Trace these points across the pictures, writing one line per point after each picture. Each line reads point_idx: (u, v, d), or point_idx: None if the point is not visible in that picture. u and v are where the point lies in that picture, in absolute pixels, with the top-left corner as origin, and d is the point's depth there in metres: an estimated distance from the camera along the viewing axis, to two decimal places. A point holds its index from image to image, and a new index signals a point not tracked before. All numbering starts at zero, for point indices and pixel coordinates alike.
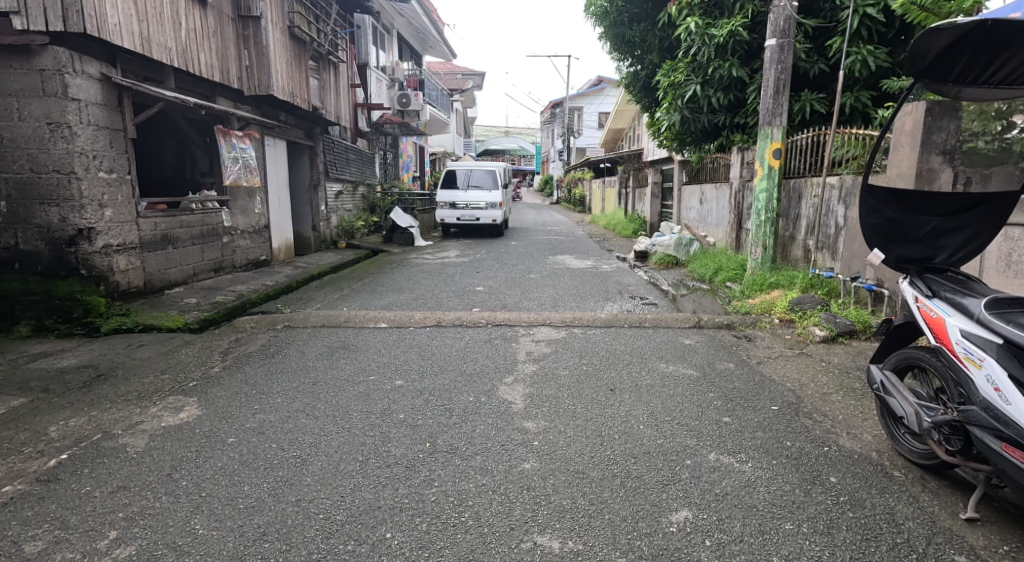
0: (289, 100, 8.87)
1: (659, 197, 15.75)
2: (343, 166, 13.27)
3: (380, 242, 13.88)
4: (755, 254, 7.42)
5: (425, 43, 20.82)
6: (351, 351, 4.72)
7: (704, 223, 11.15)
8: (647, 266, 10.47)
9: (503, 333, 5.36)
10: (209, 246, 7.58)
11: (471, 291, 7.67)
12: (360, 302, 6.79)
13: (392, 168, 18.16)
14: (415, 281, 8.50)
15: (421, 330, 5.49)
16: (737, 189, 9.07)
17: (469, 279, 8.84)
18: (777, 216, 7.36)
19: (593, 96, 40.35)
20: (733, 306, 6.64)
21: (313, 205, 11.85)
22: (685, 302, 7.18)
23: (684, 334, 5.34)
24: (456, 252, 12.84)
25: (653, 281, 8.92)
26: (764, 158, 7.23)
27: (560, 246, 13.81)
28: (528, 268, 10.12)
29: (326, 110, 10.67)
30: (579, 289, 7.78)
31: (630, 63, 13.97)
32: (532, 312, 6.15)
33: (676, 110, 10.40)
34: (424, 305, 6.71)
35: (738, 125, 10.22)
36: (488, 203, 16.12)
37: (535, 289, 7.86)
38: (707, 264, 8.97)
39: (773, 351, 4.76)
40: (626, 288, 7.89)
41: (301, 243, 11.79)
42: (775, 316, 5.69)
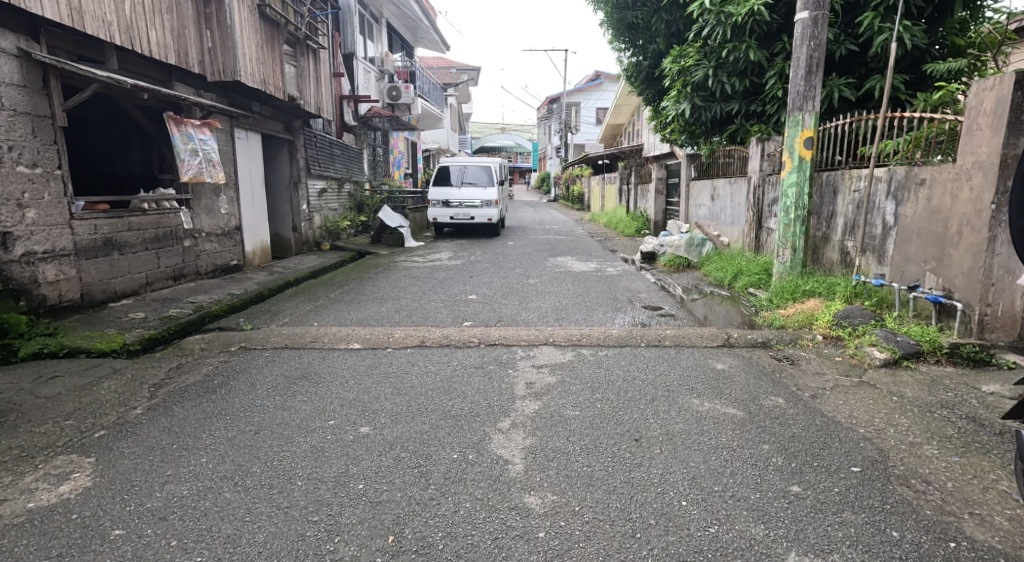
0: (260, 87, 7.99)
1: (664, 193, 14.92)
2: (327, 162, 12.42)
3: (368, 244, 13.01)
4: (783, 257, 6.59)
5: (416, 34, 19.98)
6: (315, 381, 3.89)
7: (716, 221, 10.33)
8: (655, 268, 9.63)
9: (499, 355, 4.53)
10: (166, 251, 6.71)
11: (464, 300, 6.83)
12: (337, 316, 5.96)
13: (382, 165, 17.28)
14: (402, 289, 7.67)
15: (403, 351, 4.66)
16: (758, 184, 8.26)
17: (463, 285, 8.00)
18: (808, 214, 6.53)
19: (591, 90, 39.39)
20: (762, 318, 5.81)
21: (294, 204, 11.00)
22: (705, 313, 6.34)
23: (713, 356, 4.50)
24: (449, 254, 11.99)
25: (664, 285, 8.08)
26: (794, 149, 6.41)
27: (560, 247, 12.97)
28: (527, 272, 9.26)
29: (305, 99, 9.80)
30: (584, 297, 6.93)
31: (632, 53, 13.20)
32: (533, 327, 5.31)
33: (686, 99, 9.66)
34: (409, 317, 5.88)
35: (753, 114, 9.40)
36: (483, 201, 15.26)
37: (535, 297, 7.02)
38: (725, 268, 8.13)
39: (826, 379, 3.94)
40: (636, 296, 7.04)
41: (281, 245, 10.96)
42: (818, 332, 4.86)
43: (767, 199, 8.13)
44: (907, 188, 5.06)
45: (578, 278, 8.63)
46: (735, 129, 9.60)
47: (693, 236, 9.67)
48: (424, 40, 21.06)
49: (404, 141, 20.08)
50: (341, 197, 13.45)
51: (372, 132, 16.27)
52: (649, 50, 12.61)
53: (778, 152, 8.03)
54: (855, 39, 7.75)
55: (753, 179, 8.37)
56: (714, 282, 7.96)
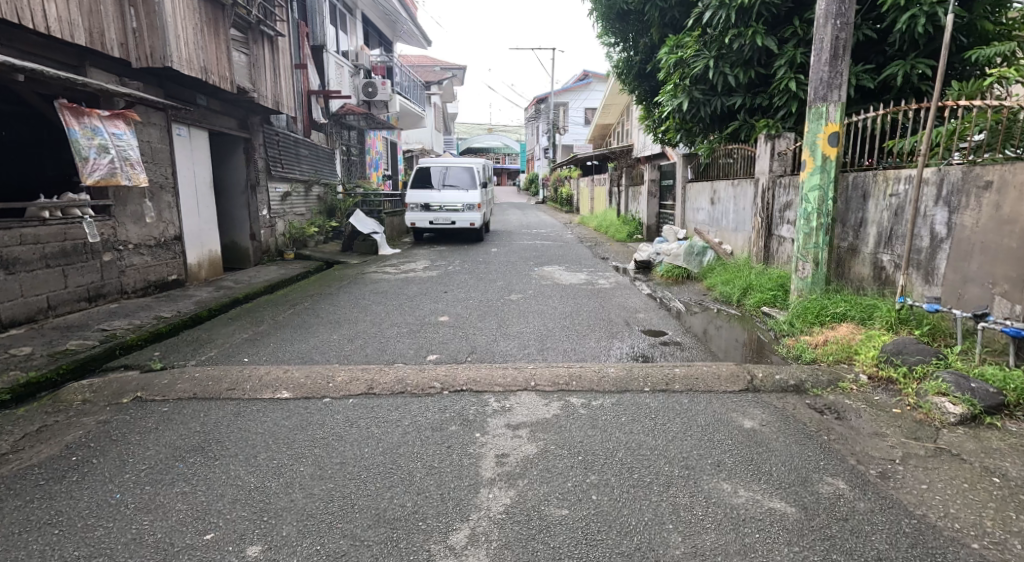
0: (199, 74, 7.02)
1: (657, 195, 14.02)
2: (291, 163, 11.38)
3: (339, 252, 11.99)
4: (804, 273, 5.67)
5: (395, 27, 18.95)
6: (213, 454, 2.91)
7: (718, 226, 9.42)
8: (651, 280, 8.71)
9: (465, 408, 3.57)
10: (78, 267, 5.74)
11: (433, 324, 5.85)
12: (277, 348, 4.96)
13: (357, 166, 16.28)
14: (363, 308, 6.70)
15: (343, 401, 3.68)
16: (768, 187, 7.35)
17: (435, 302, 7.03)
18: (833, 222, 5.58)
19: (580, 90, 38.48)
20: (784, 347, 4.88)
21: (251, 208, 9.98)
22: (714, 338, 5.42)
23: (734, 407, 3.55)
24: (425, 262, 11.02)
25: (663, 301, 7.13)
26: (816, 146, 5.47)
27: (547, 254, 12.04)
28: (509, 285, 8.29)
29: (259, 92, 8.79)
30: (573, 319, 5.97)
31: (622, 48, 12.35)
32: (510, 364, 4.36)
33: (684, 93, 8.78)
34: (363, 350, 4.89)
35: (758, 108, 8.54)
36: (465, 204, 14.29)
37: (516, 318, 6.05)
38: (731, 281, 7.21)
39: (888, 444, 3.01)
40: (633, 317, 6.10)
41: (239, 255, 10.00)
42: (861, 371, 3.94)
43: (777, 203, 7.22)
44: (963, 193, 4.16)
45: (566, 292, 7.68)
46: (738, 125, 8.70)
47: (693, 244, 8.76)
48: (404, 35, 20.04)
49: (382, 141, 19.03)
50: (309, 201, 12.41)
51: (345, 131, 15.25)
52: (641, 44, 11.74)
53: (790, 151, 7.12)
54: (874, 22, 6.85)
55: (762, 182, 7.46)
56: (719, 298, 7.03)
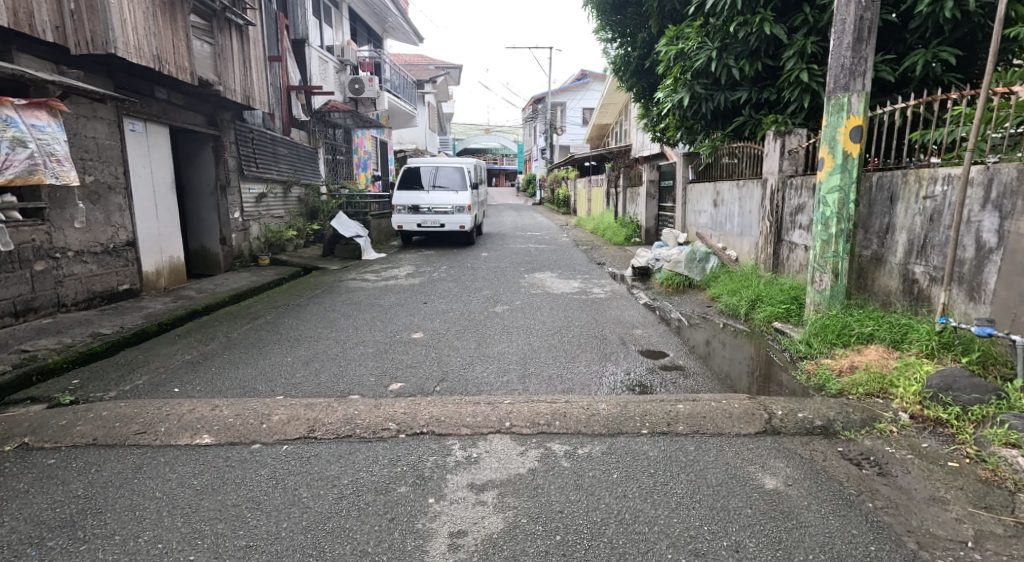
0: (150, 63, 6.42)
1: (656, 197, 13.38)
2: (266, 162, 10.70)
3: (319, 257, 11.33)
4: (821, 285, 5.00)
5: (384, 23, 18.32)
6: (81, 534, 2.28)
7: (721, 230, 8.76)
8: (649, 289, 8.06)
9: (420, 460, 2.91)
10: (2, 278, 5.22)
11: (403, 342, 5.19)
12: (217, 374, 4.29)
13: (343, 166, 15.65)
14: (331, 322, 6.05)
15: (274, 449, 3.03)
16: (777, 188, 6.68)
17: (411, 315, 6.37)
18: (855, 228, 4.92)
19: (577, 90, 37.86)
20: (802, 372, 4.22)
21: (221, 211, 9.39)
22: (720, 358, 4.76)
23: (751, 456, 2.90)
24: (410, 268, 10.36)
25: (662, 313, 6.48)
26: (836, 142, 4.80)
27: (539, 259, 11.38)
28: (494, 295, 7.63)
29: (224, 85, 8.16)
30: (562, 336, 5.31)
31: (619, 43, 11.77)
32: (485, 396, 3.71)
33: (684, 87, 8.18)
34: (317, 377, 4.23)
35: (764, 103, 7.91)
36: (455, 206, 13.63)
37: (498, 335, 5.40)
38: (737, 292, 6.55)
39: (952, 517, 2.38)
40: (629, 334, 5.44)
41: (208, 261, 9.38)
42: (902, 410, 3.27)
43: (787, 206, 6.56)
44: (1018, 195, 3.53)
45: (556, 303, 7.03)
46: (743, 121, 8.05)
47: (695, 249, 8.10)
48: (394, 31, 19.39)
49: (371, 140, 18.35)
50: (287, 202, 11.74)
51: (330, 129, 14.62)
52: (639, 38, 11.13)
53: (802, 149, 6.44)
54: (894, 5, 6.21)
55: (770, 182, 6.79)
56: (722, 310, 6.36)
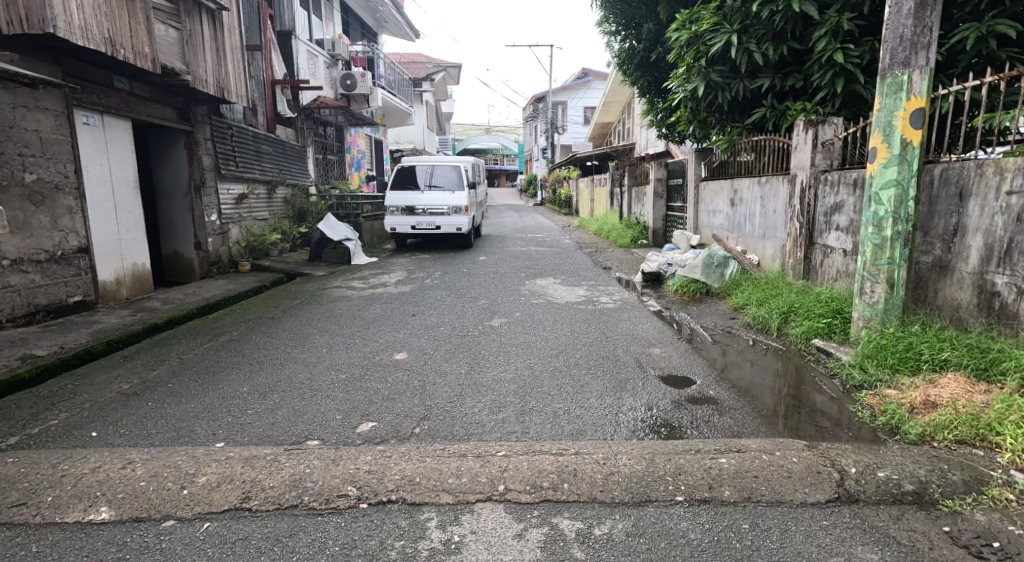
0: (103, 47, 5.85)
1: (664, 196, 12.61)
2: (247, 161, 9.97)
3: (305, 262, 10.59)
4: (872, 299, 4.23)
5: (377, 16, 17.58)
6: None
7: (740, 232, 8.00)
8: (663, 297, 7.31)
9: (383, 548, 2.18)
10: None
11: (382, 366, 4.46)
12: (151, 411, 3.56)
13: (335, 166, 14.94)
14: (303, 340, 5.31)
15: (191, 529, 2.29)
16: (809, 185, 5.91)
17: (396, 330, 5.64)
18: (914, 230, 4.12)
19: (578, 88, 37.08)
20: (859, 404, 3.47)
21: (196, 213, 8.68)
22: (756, 383, 4.01)
23: (828, 542, 2.16)
24: (401, 273, 9.62)
25: (681, 326, 5.73)
26: (892, 128, 4.03)
27: (540, 263, 10.64)
28: (491, 304, 6.89)
29: (192, 74, 7.49)
30: (567, 357, 4.56)
31: (622, 37, 11.10)
32: (473, 445, 2.96)
33: (699, 75, 7.47)
34: (272, 415, 3.49)
35: (788, 91, 7.15)
36: (452, 207, 12.88)
37: (493, 356, 4.65)
38: (766, 303, 5.79)
39: None
40: (645, 354, 4.69)
41: (183, 268, 8.70)
42: (1015, 468, 2.55)
43: (821, 205, 5.80)
44: None
45: (560, 315, 6.27)
46: (765, 113, 7.28)
47: (712, 254, 7.38)
48: (388, 25, 18.64)
49: (365, 138, 17.62)
50: (272, 204, 11.01)
51: (320, 126, 13.91)
52: (645, 29, 10.40)
53: (839, 140, 5.71)
54: None
55: (801, 179, 6.02)
56: (748, 323, 5.60)
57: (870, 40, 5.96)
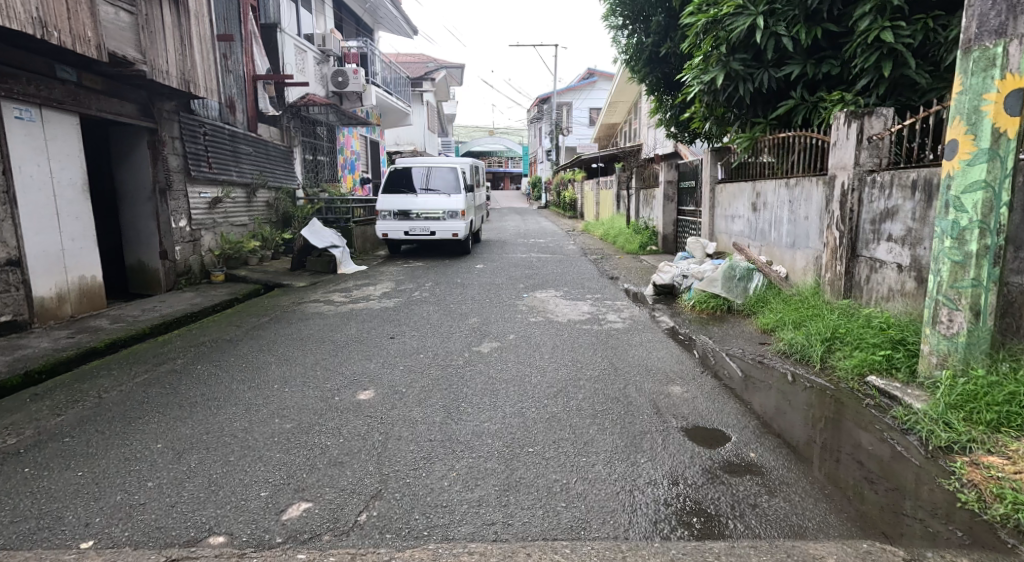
0: (30, 27, 5.06)
1: (676, 200, 11.74)
2: (222, 161, 9.17)
3: (287, 271, 9.80)
4: (951, 330, 3.35)
5: (373, 12, 16.81)
6: None
7: (765, 240, 7.12)
8: (678, 314, 6.46)
9: None
10: None
11: (341, 412, 3.63)
12: (22, 482, 2.74)
13: (325, 168, 14.14)
14: (254, 372, 4.49)
15: None
16: (852, 188, 5.04)
17: (367, 358, 4.81)
18: (1007, 243, 3.25)
19: (583, 89, 36.22)
20: (956, 479, 2.61)
21: (160, 218, 7.88)
22: (804, 440, 3.15)
23: None
24: (389, 284, 8.79)
25: (701, 353, 4.89)
26: (980, 115, 3.16)
27: (541, 272, 9.80)
28: (483, 323, 6.07)
29: (150, 63, 6.67)
30: (566, 401, 3.72)
31: (630, 30, 10.25)
32: (433, 556, 2.19)
33: (718, 64, 6.67)
34: (177, 489, 2.66)
35: (821, 79, 6.28)
36: (448, 211, 12.04)
37: (477, 397, 3.83)
38: (803, 326, 4.91)
39: None
40: (663, 396, 3.84)
41: (146, 279, 7.91)
42: None
43: (867, 211, 4.92)
44: None
45: (561, 338, 5.42)
46: (793, 105, 6.40)
47: (734, 265, 6.53)
48: (385, 21, 17.88)
49: (360, 139, 16.85)
50: (252, 209, 10.23)
51: (309, 126, 13.16)
52: (654, 21, 9.56)
53: (890, 135, 4.82)
54: None
55: (842, 180, 5.15)
56: (781, 350, 4.72)
57: (923, 16, 5.10)
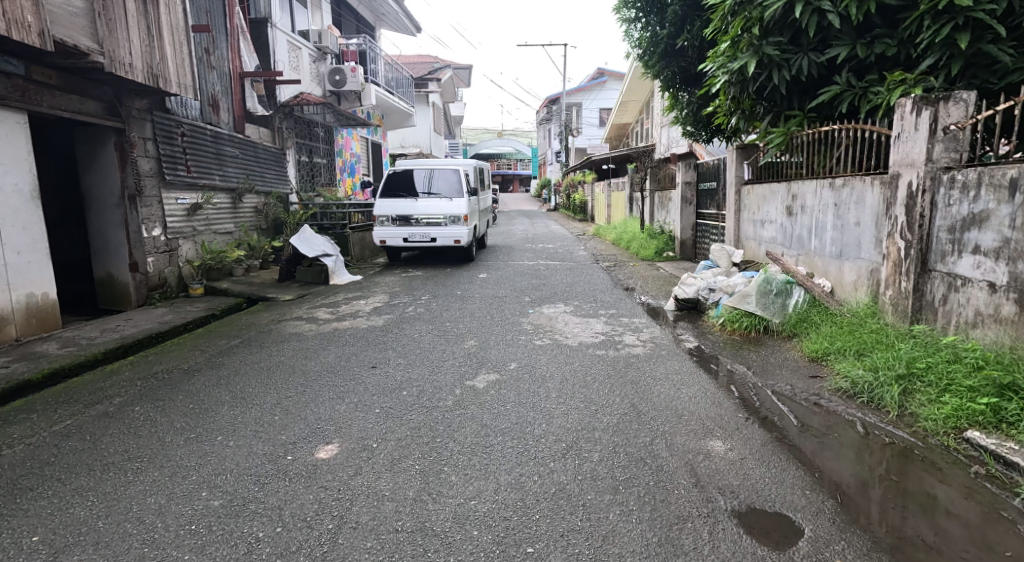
0: None
1: (695, 202, 10.88)
2: (205, 164, 8.48)
3: (275, 282, 9.07)
4: None
5: (374, 8, 16.10)
6: None
7: (804, 248, 6.30)
8: (707, 335, 5.62)
9: None
10: None
11: (292, 480, 2.84)
12: None
13: (322, 172, 13.44)
14: (203, 415, 3.72)
15: None
16: (922, 191, 4.22)
17: (339, 396, 4.03)
18: None
19: (593, 89, 35.42)
20: None
21: (131, 227, 7.12)
22: (908, 537, 2.41)
23: None
24: (383, 297, 8.04)
25: (739, 390, 4.06)
26: None
27: (549, 282, 8.98)
28: (481, 347, 5.27)
29: (111, 56, 5.90)
30: (579, 467, 2.91)
31: (643, 22, 9.42)
32: None
33: (749, 49, 5.85)
34: None
35: (871, 63, 5.44)
36: (450, 216, 11.27)
37: (464, 459, 3.03)
38: (867, 357, 4.10)
39: None
40: (702, 457, 3.02)
41: (117, 294, 7.16)
42: None
43: (944, 218, 4.10)
44: None
45: (570, 368, 4.59)
46: (837, 93, 5.55)
47: (770, 278, 5.65)
48: (388, 19, 17.16)
49: (360, 141, 16.14)
50: (238, 215, 9.51)
51: (305, 127, 12.45)
52: (670, 11, 8.71)
53: (971, 126, 4.00)
54: None
55: (910, 180, 4.33)
56: (842, 389, 3.87)
57: None
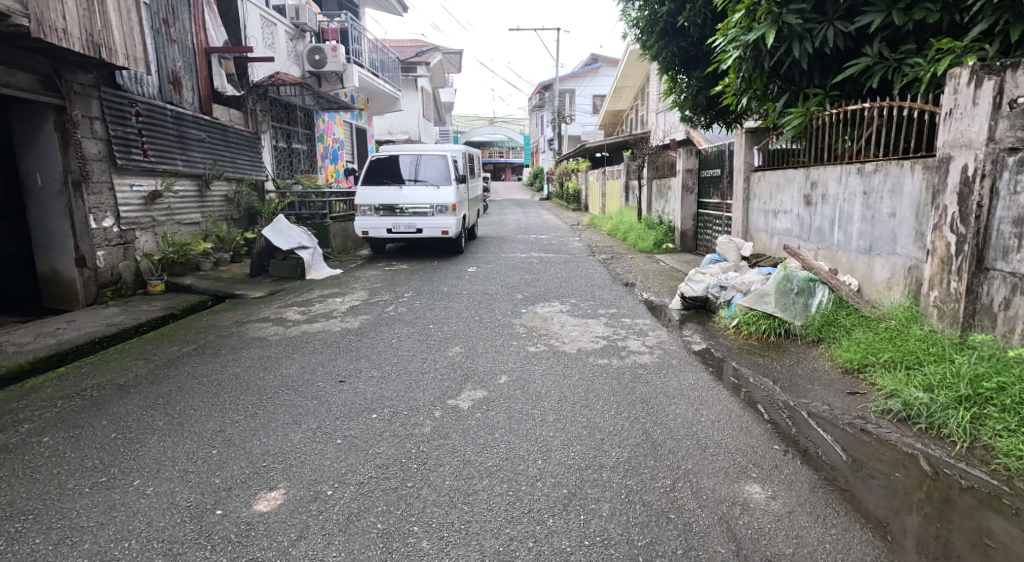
0: None
1: (698, 191, 10.23)
2: (165, 148, 7.74)
3: (246, 276, 8.37)
4: None
5: None
6: None
7: (825, 242, 5.68)
8: (721, 339, 5.00)
9: None
10: None
11: (215, 550, 2.19)
12: None
13: (301, 158, 12.67)
14: (125, 446, 3.06)
15: None
16: (980, 178, 3.62)
17: (296, 421, 3.37)
18: None
19: (587, 76, 34.67)
20: None
21: (77, 218, 6.38)
22: None
23: None
24: (362, 294, 7.37)
25: (766, 411, 3.45)
26: None
27: (542, 277, 8.32)
28: (466, 356, 4.62)
29: (42, 22, 5.15)
30: (584, 527, 2.28)
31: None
32: None
33: (766, 18, 5.16)
34: None
35: (907, 32, 4.80)
36: (437, 206, 10.56)
37: (439, 513, 2.40)
38: (917, 372, 3.49)
39: None
40: (740, 509, 2.40)
41: (63, 292, 6.44)
42: None
43: (1009, 209, 3.48)
44: None
45: (569, 382, 3.94)
46: (868, 66, 4.90)
47: (790, 275, 5.05)
48: None
49: (343, 126, 15.34)
50: (206, 204, 8.78)
51: (281, 110, 11.67)
52: None
53: None
54: None
55: (966, 165, 3.71)
56: (893, 412, 3.26)
57: None
